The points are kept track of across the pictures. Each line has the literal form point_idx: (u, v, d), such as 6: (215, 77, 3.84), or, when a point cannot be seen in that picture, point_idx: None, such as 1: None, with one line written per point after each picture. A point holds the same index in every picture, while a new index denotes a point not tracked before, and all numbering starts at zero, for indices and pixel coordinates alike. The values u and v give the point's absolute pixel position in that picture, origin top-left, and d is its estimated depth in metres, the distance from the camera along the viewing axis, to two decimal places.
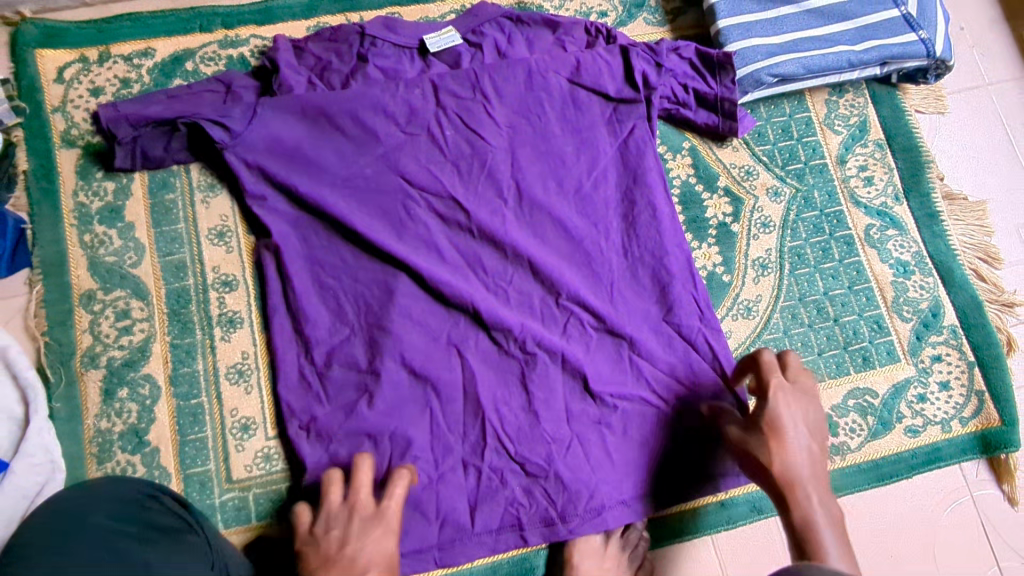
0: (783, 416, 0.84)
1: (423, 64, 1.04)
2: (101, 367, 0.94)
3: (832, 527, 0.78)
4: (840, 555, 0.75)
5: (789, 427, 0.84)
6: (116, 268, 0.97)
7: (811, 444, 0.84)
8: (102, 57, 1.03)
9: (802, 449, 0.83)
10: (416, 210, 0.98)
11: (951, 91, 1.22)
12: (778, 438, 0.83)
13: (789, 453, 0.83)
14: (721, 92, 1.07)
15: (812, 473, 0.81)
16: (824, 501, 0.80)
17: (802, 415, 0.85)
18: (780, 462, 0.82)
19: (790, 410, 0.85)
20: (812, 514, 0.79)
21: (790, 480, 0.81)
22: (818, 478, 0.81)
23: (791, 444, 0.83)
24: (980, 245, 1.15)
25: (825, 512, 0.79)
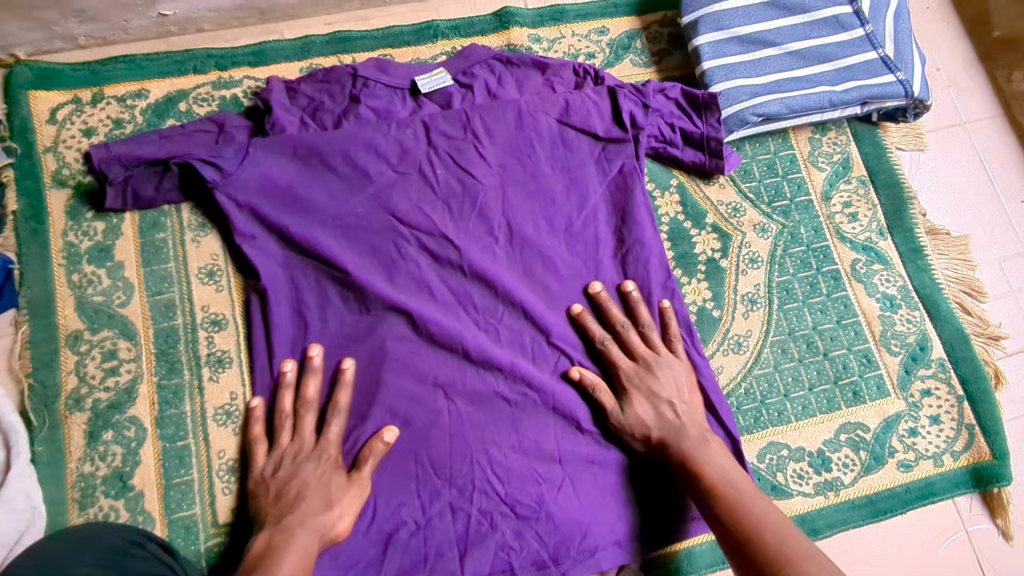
0: (642, 387, 0.94)
1: (414, 104, 1.05)
2: (86, 410, 0.93)
3: (710, 457, 0.89)
4: (721, 476, 0.87)
5: (651, 393, 0.94)
6: (104, 308, 0.96)
7: (676, 399, 0.94)
8: (96, 98, 1.04)
9: (668, 411, 0.93)
10: (408, 249, 0.99)
11: (931, 129, 1.25)
12: (644, 408, 0.93)
13: (657, 410, 0.93)
14: (708, 131, 1.10)
15: (683, 422, 0.92)
16: (699, 438, 0.91)
17: (662, 377, 0.95)
18: (654, 422, 0.93)
19: (648, 377, 0.95)
20: (691, 451, 0.90)
21: (667, 441, 0.91)
22: (691, 427, 0.92)
23: (656, 410, 0.93)
24: (964, 278, 1.17)
25: (702, 446, 0.90)
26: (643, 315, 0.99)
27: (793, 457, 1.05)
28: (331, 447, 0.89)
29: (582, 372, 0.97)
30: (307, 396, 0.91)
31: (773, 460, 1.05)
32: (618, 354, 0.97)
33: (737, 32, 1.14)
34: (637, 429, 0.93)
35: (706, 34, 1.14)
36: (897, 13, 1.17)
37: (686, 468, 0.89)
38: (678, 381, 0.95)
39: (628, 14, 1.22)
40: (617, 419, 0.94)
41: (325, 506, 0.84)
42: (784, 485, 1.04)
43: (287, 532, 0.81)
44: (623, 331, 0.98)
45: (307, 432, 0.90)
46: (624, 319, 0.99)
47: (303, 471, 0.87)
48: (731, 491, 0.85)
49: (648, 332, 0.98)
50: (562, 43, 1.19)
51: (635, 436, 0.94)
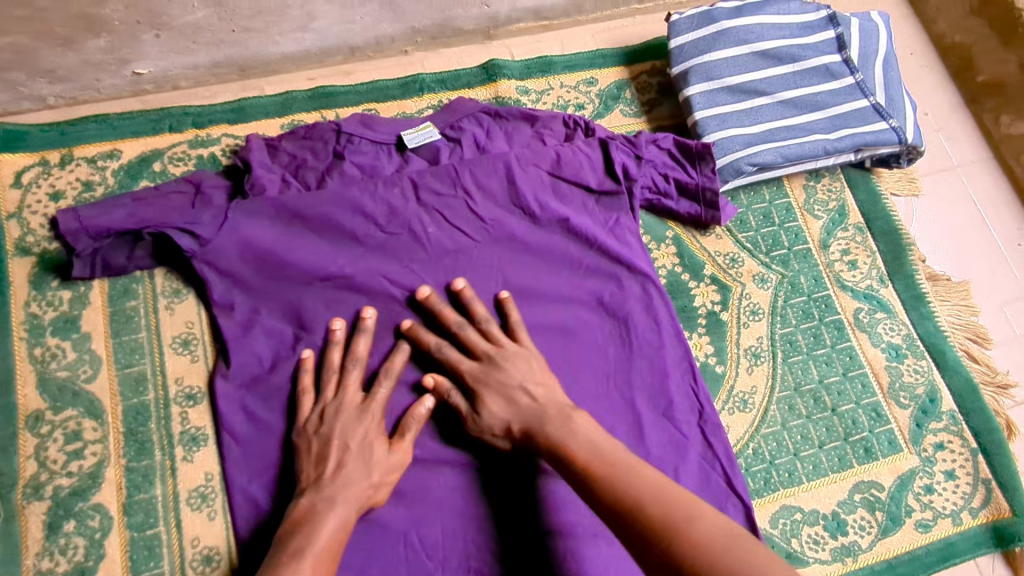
0: (491, 379, 0.86)
1: (401, 160, 1.02)
2: (46, 499, 0.85)
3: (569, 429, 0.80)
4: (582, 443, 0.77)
5: (510, 381, 0.85)
6: (68, 384, 0.90)
7: (528, 383, 0.85)
8: (64, 159, 0.99)
9: (523, 396, 0.84)
10: (398, 312, 0.94)
11: (923, 173, 1.24)
12: (499, 403, 0.85)
13: (512, 403, 0.84)
14: (703, 182, 1.07)
15: (542, 405, 0.83)
16: (563, 416, 0.82)
17: (509, 364, 0.86)
18: (516, 419, 0.84)
19: (495, 370, 0.86)
20: (556, 431, 0.80)
21: (529, 426, 0.82)
22: (551, 406, 0.83)
23: (512, 400, 0.84)
24: (968, 324, 1.14)
25: (566, 421, 0.81)
26: (480, 310, 0.92)
27: (807, 520, 1.00)
28: (376, 409, 0.86)
29: (436, 377, 0.90)
30: (358, 353, 0.89)
31: (787, 525, 0.99)
32: (459, 355, 0.89)
33: (729, 82, 1.12)
34: (498, 427, 0.85)
35: (696, 84, 1.12)
36: (886, 61, 1.17)
37: (555, 451, 0.79)
38: (529, 364, 0.87)
39: (616, 64, 1.21)
40: (475, 422, 0.86)
41: (367, 475, 0.82)
42: (800, 552, 0.98)
43: (328, 500, 0.79)
44: (459, 331, 0.90)
45: (352, 388, 0.87)
46: (459, 318, 0.91)
47: (346, 433, 0.84)
48: (605, 465, 0.74)
49: (486, 326, 0.90)
50: (550, 95, 1.17)
51: (497, 434, 0.85)
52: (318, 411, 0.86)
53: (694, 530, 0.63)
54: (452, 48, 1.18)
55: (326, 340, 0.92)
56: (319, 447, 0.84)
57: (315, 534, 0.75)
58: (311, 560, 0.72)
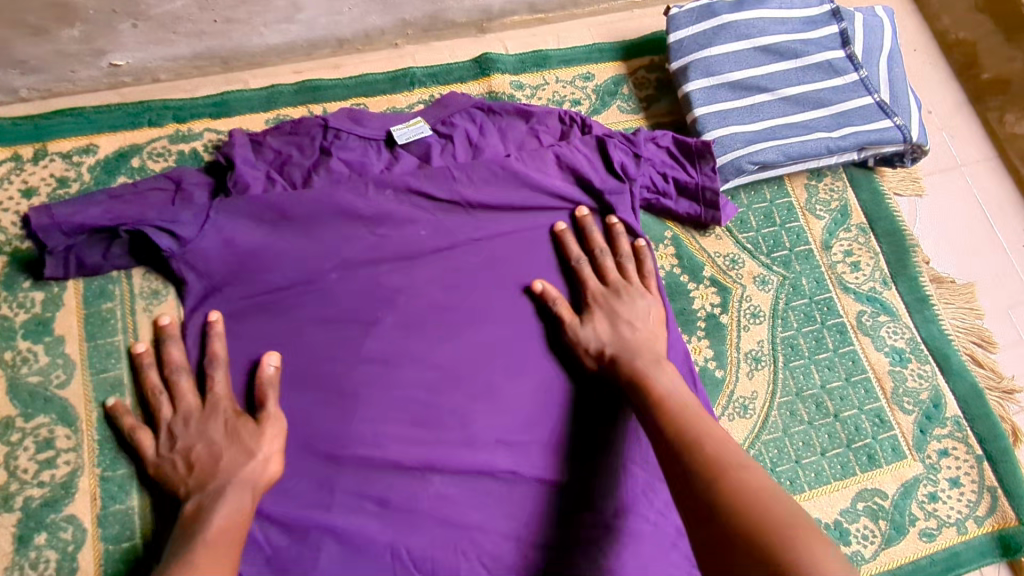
0: (607, 306, 0.92)
1: (390, 156, 0.98)
2: (15, 510, 0.82)
3: (660, 371, 0.85)
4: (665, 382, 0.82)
5: (625, 311, 0.91)
6: (40, 390, 0.86)
7: (642, 325, 0.91)
8: (38, 154, 0.95)
9: (627, 330, 0.90)
10: (386, 314, 0.91)
11: (927, 173, 1.21)
12: (604, 326, 0.90)
13: (619, 331, 0.90)
14: (703, 180, 1.04)
15: (640, 344, 0.88)
16: (659, 360, 0.86)
17: (629, 301, 0.92)
18: (614, 343, 0.89)
19: (615, 300, 0.92)
20: (647, 365, 0.85)
21: (620, 356, 0.88)
22: (648, 349, 0.88)
23: (617, 327, 0.90)
24: (973, 328, 1.11)
25: (656, 363, 0.85)
26: (624, 245, 0.97)
27: None
28: (219, 399, 0.83)
29: (546, 285, 0.94)
30: (172, 361, 0.85)
31: None
32: (589, 273, 0.95)
33: (730, 77, 1.09)
34: (590, 347, 0.90)
35: (695, 80, 1.09)
36: (890, 58, 1.14)
37: (636, 381, 0.84)
38: (647, 309, 0.93)
39: (613, 58, 1.17)
40: (573, 331, 0.91)
41: (242, 456, 0.79)
42: None
43: (214, 497, 0.77)
44: (596, 253, 0.96)
45: (184, 394, 0.83)
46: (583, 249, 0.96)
47: (203, 433, 0.81)
48: (681, 404, 0.78)
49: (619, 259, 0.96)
50: (546, 90, 1.13)
51: (588, 352, 0.90)
52: (164, 433, 0.82)
53: (741, 476, 0.66)
54: (444, 41, 1.14)
55: (312, 345, 0.89)
56: (183, 459, 0.80)
57: (207, 531, 0.73)
58: (204, 554, 0.70)
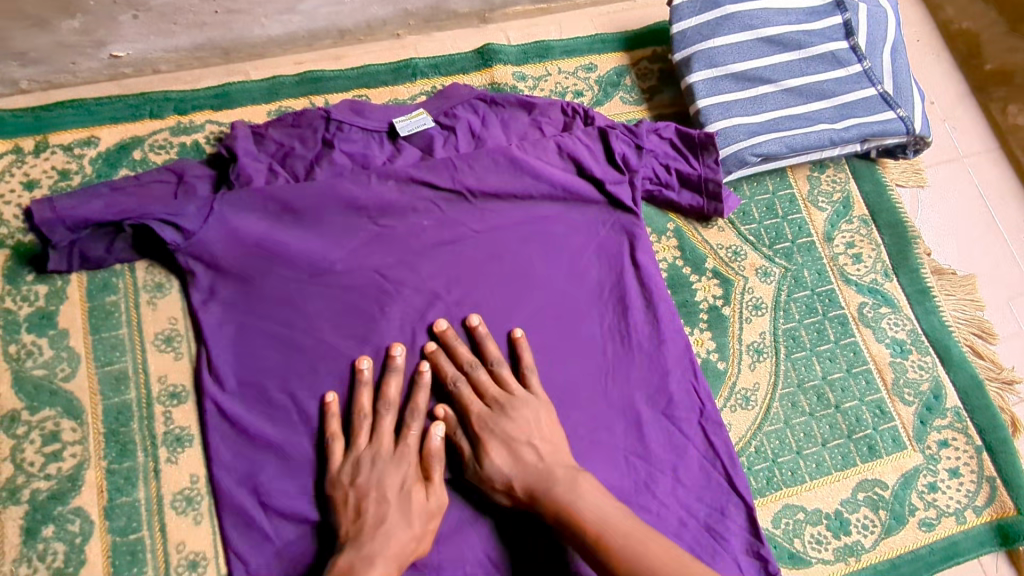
0: (498, 431, 0.84)
1: (393, 149, 0.98)
2: (23, 503, 0.82)
3: (576, 492, 0.79)
4: (591, 507, 0.77)
5: (515, 435, 0.84)
6: (45, 383, 0.86)
7: (535, 439, 0.84)
8: (39, 147, 0.95)
9: (528, 453, 0.83)
10: (391, 307, 0.91)
11: (929, 164, 1.21)
12: (503, 458, 0.83)
13: (518, 459, 0.83)
14: (705, 173, 1.04)
15: (551, 466, 0.82)
16: (568, 476, 0.81)
17: (516, 414, 0.85)
18: (520, 477, 0.82)
19: (503, 419, 0.85)
20: (560, 493, 0.79)
21: (534, 489, 0.81)
22: (557, 466, 0.82)
23: (515, 455, 0.83)
24: (973, 319, 1.12)
25: (567, 483, 0.80)
26: (493, 350, 0.89)
27: (810, 520, 0.98)
28: (410, 453, 0.84)
29: (447, 409, 0.88)
30: (389, 396, 0.86)
31: (789, 525, 0.97)
32: (468, 398, 0.87)
33: (733, 69, 1.09)
34: (499, 479, 0.83)
35: (699, 71, 1.09)
36: (894, 49, 1.13)
37: (561, 517, 0.78)
38: (539, 418, 0.85)
39: (616, 49, 1.17)
40: (475, 476, 0.84)
41: (405, 526, 0.80)
42: (802, 552, 0.96)
43: (368, 561, 0.76)
44: (470, 371, 0.88)
45: (385, 433, 0.85)
46: (471, 358, 0.89)
47: (382, 481, 0.82)
48: (617, 537, 0.74)
49: (498, 368, 0.88)
50: (548, 81, 1.12)
51: (497, 488, 0.83)
52: (351, 460, 0.83)
53: None
54: (446, 31, 1.13)
55: (317, 339, 0.89)
56: (353, 502, 0.81)
57: None
58: None
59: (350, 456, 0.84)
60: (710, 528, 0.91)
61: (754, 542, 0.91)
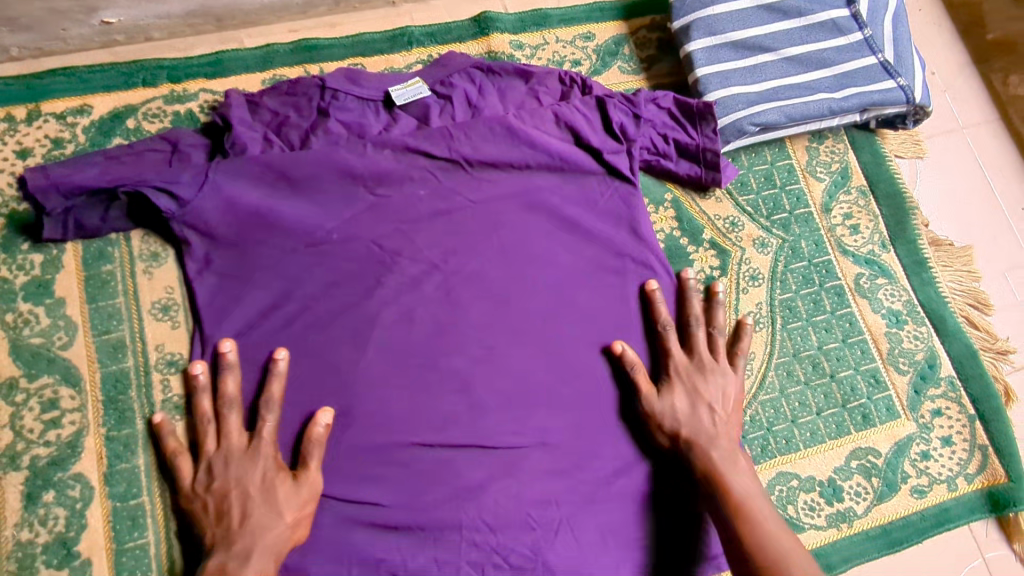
0: (688, 381, 0.91)
1: (389, 118, 0.97)
2: (23, 469, 0.83)
3: (737, 464, 0.85)
4: (746, 478, 0.84)
5: (707, 394, 0.90)
6: (43, 351, 0.86)
7: (728, 411, 0.90)
8: (31, 115, 0.94)
9: (707, 413, 0.89)
10: (388, 276, 0.91)
11: (928, 135, 1.20)
12: (683, 403, 0.89)
13: (689, 413, 0.89)
14: (703, 142, 1.03)
15: (718, 432, 0.88)
16: (734, 449, 0.87)
17: (713, 380, 0.91)
18: (689, 427, 0.88)
19: (699, 376, 0.91)
20: (726, 458, 0.85)
21: (696, 441, 0.87)
22: (724, 436, 0.88)
23: (695, 407, 0.89)
24: (969, 290, 1.12)
25: (733, 453, 0.86)
26: (663, 313, 0.94)
27: (803, 487, 0.99)
28: (263, 445, 0.82)
29: (626, 347, 0.92)
30: (227, 394, 0.84)
31: (783, 492, 0.98)
32: (674, 345, 0.93)
33: (732, 37, 1.07)
34: (667, 422, 0.89)
35: (698, 40, 1.07)
36: (895, 17, 1.12)
37: (711, 476, 0.84)
38: (727, 389, 0.92)
39: (614, 18, 1.15)
40: (648, 404, 0.90)
41: (273, 517, 0.78)
42: (796, 519, 0.98)
43: (240, 560, 0.76)
44: (691, 324, 0.95)
45: (233, 432, 0.82)
46: (693, 315, 0.95)
47: (242, 479, 0.80)
48: (755, 513, 0.80)
49: (717, 337, 0.96)
50: (546, 50, 1.11)
51: (661, 429, 0.89)
52: (202, 466, 0.82)
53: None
54: None
55: (315, 309, 0.89)
56: (216, 505, 0.80)
57: None
58: None
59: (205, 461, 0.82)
60: None
61: None
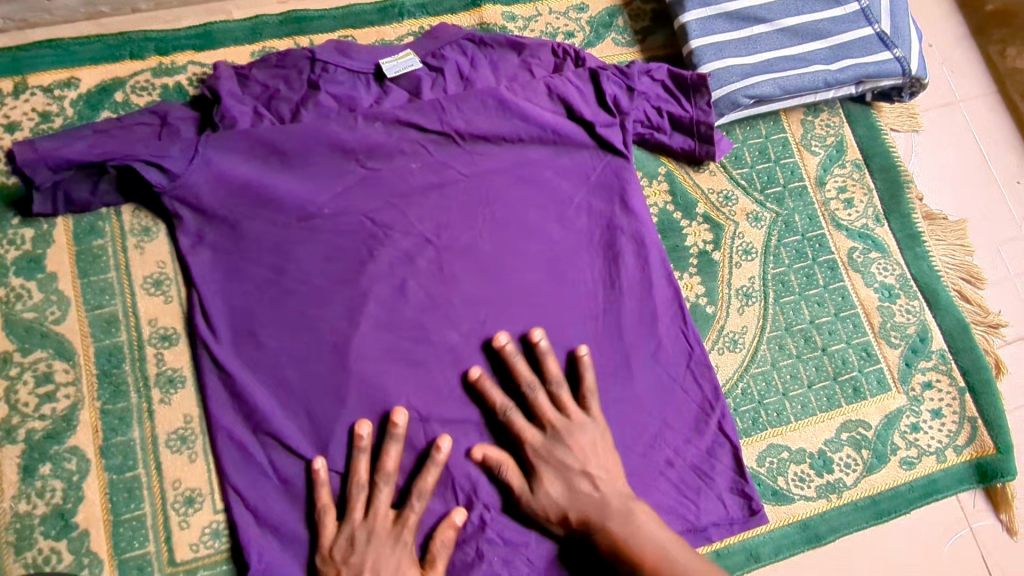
0: (551, 459, 0.85)
1: (380, 90, 0.96)
2: (19, 442, 0.84)
3: (634, 520, 0.81)
4: (653, 532, 0.80)
5: (574, 464, 0.84)
6: (36, 326, 0.87)
7: (599, 469, 0.84)
8: (17, 89, 0.93)
9: (584, 483, 0.83)
10: (380, 251, 0.91)
11: (924, 108, 1.19)
12: (559, 487, 0.84)
13: (562, 491, 0.84)
14: (697, 115, 1.02)
15: (603, 495, 0.83)
16: (624, 505, 0.82)
17: (574, 441, 0.85)
18: (572, 508, 0.83)
19: (558, 445, 0.85)
20: (622, 520, 0.81)
21: (588, 519, 0.82)
22: (611, 496, 0.83)
23: (571, 484, 0.84)
24: (962, 264, 1.12)
25: (624, 510, 0.82)
26: (551, 368, 0.88)
27: (794, 459, 1.00)
28: (406, 530, 0.82)
29: (485, 450, 0.87)
30: (388, 468, 0.83)
31: (773, 463, 0.99)
32: (523, 423, 0.87)
33: (727, 8, 1.06)
34: (552, 511, 0.84)
35: (693, 11, 1.06)
36: None
37: (617, 551, 0.80)
38: (595, 443, 0.85)
39: None
40: (529, 504, 0.84)
41: None
42: (785, 490, 0.99)
43: None
44: (527, 393, 0.87)
45: (381, 511, 0.82)
46: (529, 377, 0.88)
47: (377, 562, 0.80)
48: (674, 569, 0.76)
49: (557, 389, 0.88)
50: (539, 22, 1.10)
51: (551, 521, 0.84)
52: (344, 536, 0.81)
53: None
54: None
55: (308, 284, 0.89)
56: None
57: None
58: None
59: (341, 532, 0.82)
60: (697, 468, 0.93)
61: (738, 481, 0.93)
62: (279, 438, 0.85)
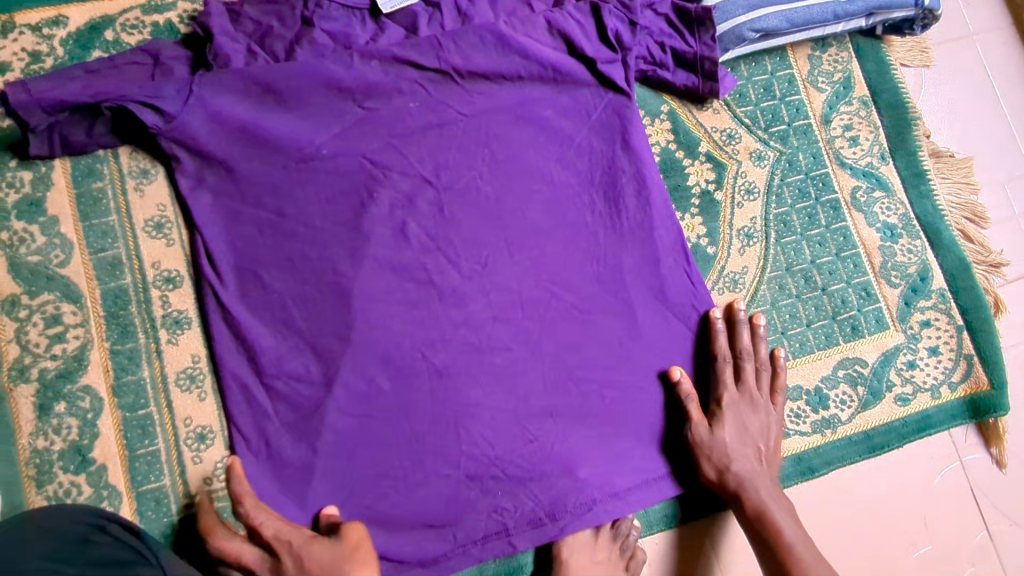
0: (739, 415, 0.93)
1: (375, 27, 0.93)
2: (33, 381, 0.86)
3: (781, 505, 0.89)
4: (790, 517, 0.88)
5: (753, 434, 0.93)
6: (41, 269, 0.88)
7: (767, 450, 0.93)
8: (6, 28, 0.91)
9: (753, 452, 0.92)
10: (380, 193, 0.91)
11: (936, 42, 1.16)
12: (735, 437, 0.92)
13: (738, 449, 0.92)
14: (701, 50, 0.99)
15: (761, 470, 0.91)
16: (775, 491, 0.91)
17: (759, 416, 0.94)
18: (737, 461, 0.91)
19: (745, 410, 0.94)
20: (773, 496, 0.90)
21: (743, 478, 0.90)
22: (767, 475, 0.92)
23: (743, 444, 0.92)
24: (967, 203, 1.11)
25: (777, 493, 0.91)
26: (763, 354, 0.97)
27: (790, 396, 1.02)
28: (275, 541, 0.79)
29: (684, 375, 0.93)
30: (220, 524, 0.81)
31: None
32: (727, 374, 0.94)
33: None
34: (715, 453, 0.91)
35: None
36: None
37: (756, 514, 0.88)
38: (770, 425, 0.95)
39: None
40: (702, 436, 0.91)
41: None
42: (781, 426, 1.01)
43: None
44: (741, 356, 0.96)
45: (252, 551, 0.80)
46: (746, 349, 0.96)
47: None
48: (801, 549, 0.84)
49: (761, 370, 0.97)
50: None
51: (710, 461, 0.91)
52: None
53: None
54: None
55: (308, 227, 0.89)
56: None
57: None
58: None
59: None
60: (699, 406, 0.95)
61: None
62: (285, 379, 0.87)
